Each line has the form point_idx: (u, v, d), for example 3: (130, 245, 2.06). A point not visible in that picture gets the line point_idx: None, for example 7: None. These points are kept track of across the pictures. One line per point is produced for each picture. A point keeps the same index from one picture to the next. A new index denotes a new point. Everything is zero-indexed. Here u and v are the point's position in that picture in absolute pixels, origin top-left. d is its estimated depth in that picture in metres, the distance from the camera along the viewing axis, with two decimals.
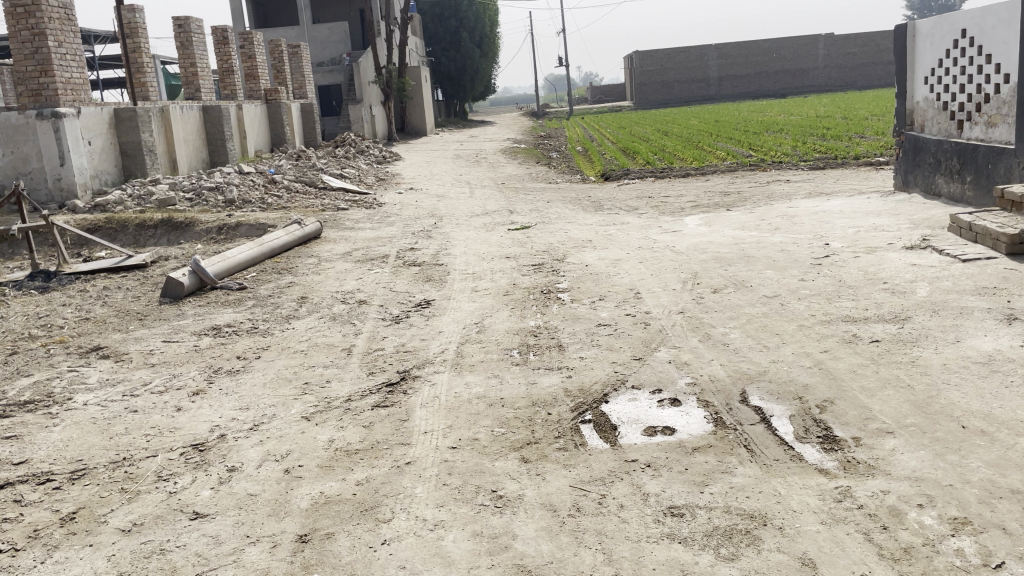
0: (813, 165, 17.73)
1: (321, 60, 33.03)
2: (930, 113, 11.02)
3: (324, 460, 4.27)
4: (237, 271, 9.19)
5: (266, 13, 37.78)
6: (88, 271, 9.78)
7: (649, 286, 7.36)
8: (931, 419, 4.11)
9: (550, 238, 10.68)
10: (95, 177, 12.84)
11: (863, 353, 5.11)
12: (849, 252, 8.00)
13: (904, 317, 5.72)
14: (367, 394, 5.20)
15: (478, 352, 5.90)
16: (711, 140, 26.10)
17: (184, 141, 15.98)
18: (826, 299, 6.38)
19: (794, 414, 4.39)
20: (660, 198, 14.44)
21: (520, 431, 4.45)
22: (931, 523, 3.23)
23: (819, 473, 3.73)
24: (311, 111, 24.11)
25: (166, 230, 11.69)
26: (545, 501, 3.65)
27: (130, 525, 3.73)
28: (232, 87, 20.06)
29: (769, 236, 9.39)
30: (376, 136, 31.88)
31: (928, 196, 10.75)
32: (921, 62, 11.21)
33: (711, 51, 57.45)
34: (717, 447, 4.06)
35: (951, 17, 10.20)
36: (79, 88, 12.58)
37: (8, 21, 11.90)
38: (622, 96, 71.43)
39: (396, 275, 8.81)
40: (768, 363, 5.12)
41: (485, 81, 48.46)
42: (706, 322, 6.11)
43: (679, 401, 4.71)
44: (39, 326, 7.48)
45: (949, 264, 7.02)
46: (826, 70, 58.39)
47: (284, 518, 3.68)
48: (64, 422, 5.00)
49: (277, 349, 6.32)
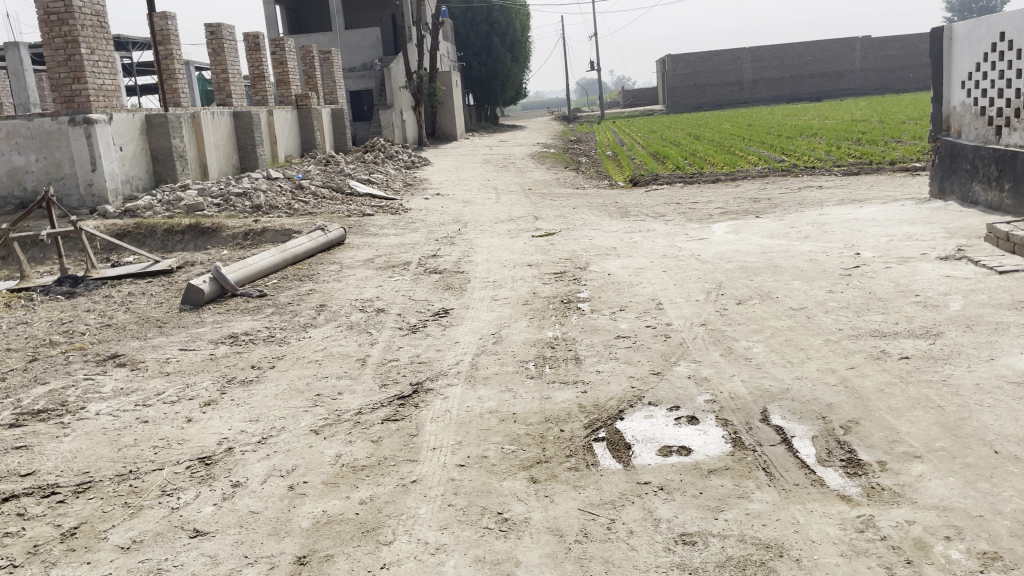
0: (846, 170, 17.34)
1: (353, 65, 33.18)
2: (967, 118, 10.69)
3: (330, 476, 4.18)
4: (259, 278, 9.18)
5: (300, 19, 38.10)
6: (114, 277, 9.83)
7: (671, 297, 7.19)
8: (962, 443, 3.90)
9: (574, 245, 10.52)
10: (125, 183, 12.96)
11: (891, 370, 4.89)
12: (880, 262, 7.76)
13: (936, 332, 5.48)
14: (378, 407, 5.11)
15: (493, 364, 5.79)
16: (744, 144, 25.71)
17: (214, 145, 16.09)
18: (855, 312, 6.16)
19: (817, 435, 4.21)
20: (689, 204, 14.21)
21: (531, 448, 4.32)
22: (958, 558, 3.04)
23: (840, 500, 3.54)
24: (341, 116, 24.21)
25: (193, 236, 11.75)
26: (551, 525, 3.52)
27: (130, 542, 3.67)
28: (263, 94, 20.16)
29: (798, 245, 9.14)
30: (406, 141, 31.92)
31: (965, 204, 10.43)
32: (958, 65, 10.88)
33: (745, 54, 56.85)
34: (735, 470, 3.89)
35: (989, 20, 9.89)
36: (111, 95, 12.70)
37: (42, 28, 12.03)
38: (654, 100, 71.15)
39: (417, 282, 8.74)
40: (791, 380, 4.93)
41: (516, 86, 48.44)
42: (729, 335, 5.93)
43: (697, 419, 4.54)
44: (61, 332, 7.52)
45: (986, 276, 6.75)
46: (863, 73, 57.41)
47: (284, 538, 3.59)
48: (74, 432, 4.97)
49: (291, 359, 6.25)
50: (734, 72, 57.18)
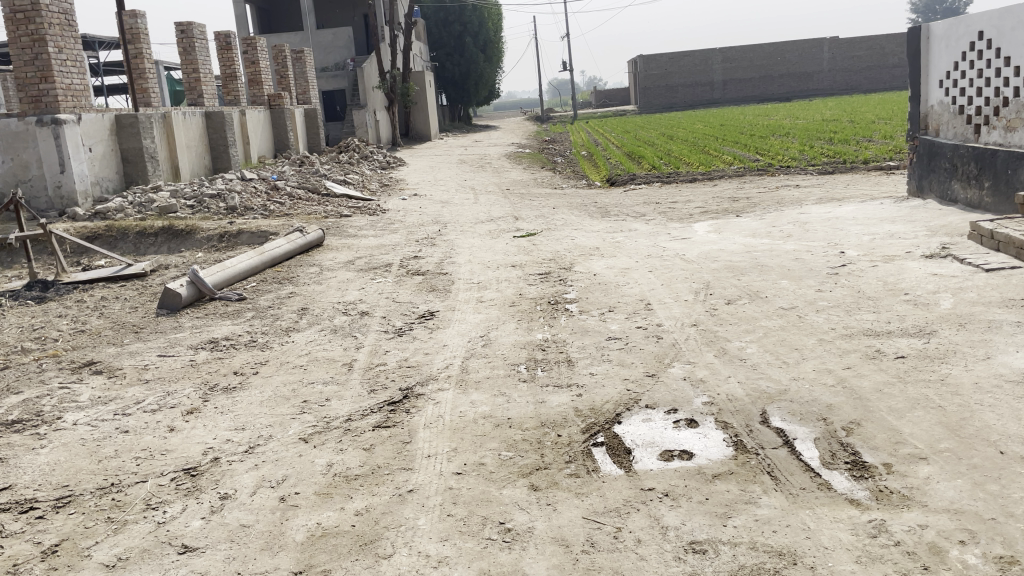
0: (821, 170, 17.42)
1: (325, 65, 32.81)
2: (945, 117, 10.76)
3: (322, 487, 4.03)
4: (237, 281, 8.98)
5: (271, 18, 37.65)
6: (86, 281, 9.56)
7: (660, 297, 7.12)
8: (966, 444, 3.87)
9: (556, 245, 10.44)
10: (95, 185, 12.66)
11: (888, 370, 4.86)
12: (866, 260, 7.75)
13: (929, 331, 5.47)
14: (368, 413, 4.97)
15: (484, 367, 5.67)
16: (718, 144, 25.76)
17: (186, 146, 15.79)
18: (846, 311, 6.13)
19: (819, 437, 4.15)
20: (668, 203, 14.20)
21: (529, 455, 4.21)
22: (975, 563, 2.99)
23: (850, 504, 3.48)
24: (315, 116, 23.93)
25: (166, 238, 11.49)
26: (556, 535, 3.42)
27: (114, 560, 3.50)
28: (235, 93, 19.83)
29: (781, 244, 9.12)
30: (381, 142, 31.62)
31: (944, 202, 10.51)
32: (935, 65, 10.96)
33: (716, 55, 57.19)
34: (740, 475, 3.82)
35: (967, 19, 9.95)
36: (80, 95, 12.38)
37: (7, 26, 11.67)
38: (626, 100, 71.50)
39: (399, 284, 8.59)
40: (788, 381, 4.86)
41: (489, 86, 48.35)
42: (721, 335, 5.87)
43: (696, 422, 4.46)
44: (33, 339, 7.27)
45: (973, 274, 6.76)
46: (832, 73, 58.06)
47: (278, 553, 3.45)
48: (51, 444, 4.78)
49: (274, 365, 6.07)
50: (706, 72, 57.55)
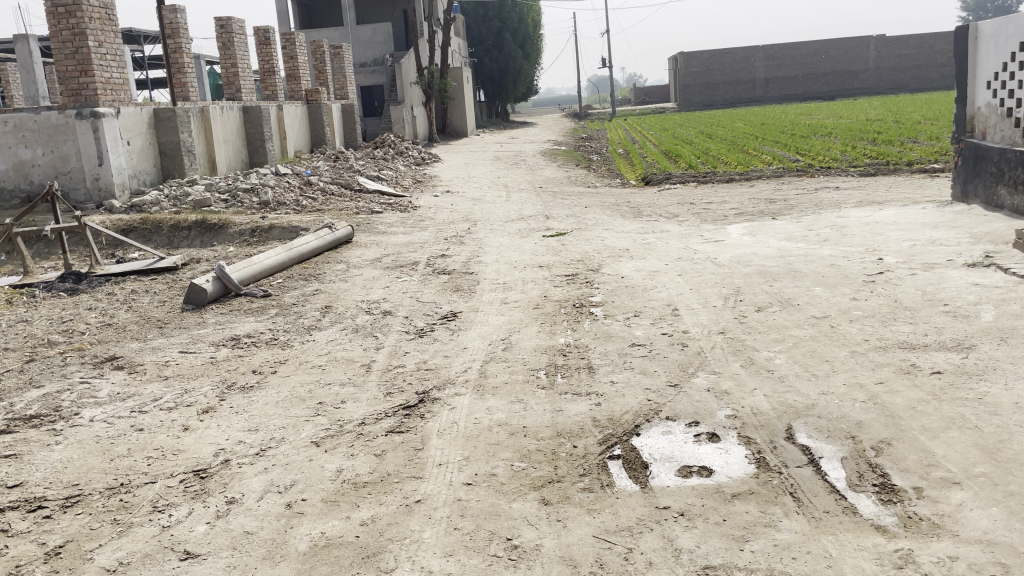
0: (863, 171, 17.03)
1: (363, 60, 32.92)
2: (992, 119, 10.39)
3: (329, 494, 3.95)
4: (264, 277, 8.98)
5: (311, 14, 37.88)
6: (118, 273, 9.63)
7: (688, 302, 6.93)
8: (1004, 469, 3.65)
9: (585, 245, 10.30)
10: (133, 177, 12.78)
11: (923, 387, 4.63)
12: (904, 267, 7.48)
13: (969, 346, 5.22)
14: (382, 417, 4.88)
15: (503, 372, 5.55)
16: (758, 143, 25.37)
17: (223, 141, 15.89)
18: (880, 322, 5.89)
19: (846, 456, 3.96)
20: (703, 204, 13.98)
21: (542, 467, 4.08)
22: None
23: (876, 531, 3.30)
24: (351, 112, 24.00)
25: (199, 232, 11.56)
26: (564, 554, 3.29)
27: (116, 564, 3.46)
28: (273, 88, 19.98)
29: (817, 249, 8.88)
30: (417, 138, 31.63)
31: (989, 208, 10.13)
32: (984, 65, 10.57)
33: (758, 52, 56.42)
34: (761, 495, 3.65)
35: (1018, 19, 9.57)
36: (119, 88, 12.48)
37: (49, 20, 11.81)
38: (666, 98, 70.89)
39: (424, 283, 8.52)
40: (817, 396, 4.66)
41: (527, 83, 48.23)
42: (750, 345, 5.68)
43: (717, 437, 4.30)
44: (60, 331, 7.32)
45: (1017, 285, 6.47)
46: (877, 72, 56.78)
47: (279, 563, 3.38)
48: (67, 440, 4.78)
49: (293, 364, 6.03)
50: (747, 70, 56.71)
